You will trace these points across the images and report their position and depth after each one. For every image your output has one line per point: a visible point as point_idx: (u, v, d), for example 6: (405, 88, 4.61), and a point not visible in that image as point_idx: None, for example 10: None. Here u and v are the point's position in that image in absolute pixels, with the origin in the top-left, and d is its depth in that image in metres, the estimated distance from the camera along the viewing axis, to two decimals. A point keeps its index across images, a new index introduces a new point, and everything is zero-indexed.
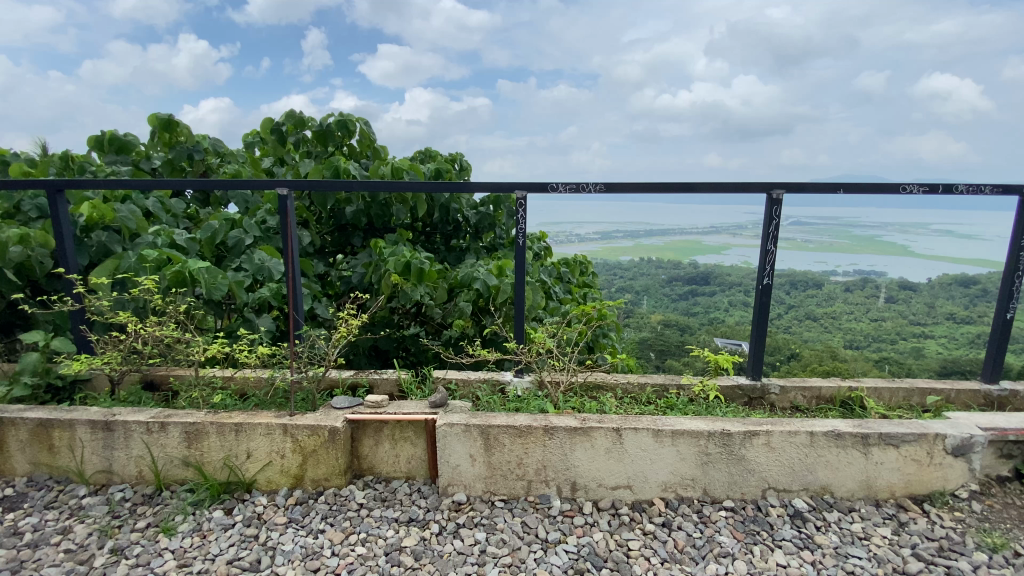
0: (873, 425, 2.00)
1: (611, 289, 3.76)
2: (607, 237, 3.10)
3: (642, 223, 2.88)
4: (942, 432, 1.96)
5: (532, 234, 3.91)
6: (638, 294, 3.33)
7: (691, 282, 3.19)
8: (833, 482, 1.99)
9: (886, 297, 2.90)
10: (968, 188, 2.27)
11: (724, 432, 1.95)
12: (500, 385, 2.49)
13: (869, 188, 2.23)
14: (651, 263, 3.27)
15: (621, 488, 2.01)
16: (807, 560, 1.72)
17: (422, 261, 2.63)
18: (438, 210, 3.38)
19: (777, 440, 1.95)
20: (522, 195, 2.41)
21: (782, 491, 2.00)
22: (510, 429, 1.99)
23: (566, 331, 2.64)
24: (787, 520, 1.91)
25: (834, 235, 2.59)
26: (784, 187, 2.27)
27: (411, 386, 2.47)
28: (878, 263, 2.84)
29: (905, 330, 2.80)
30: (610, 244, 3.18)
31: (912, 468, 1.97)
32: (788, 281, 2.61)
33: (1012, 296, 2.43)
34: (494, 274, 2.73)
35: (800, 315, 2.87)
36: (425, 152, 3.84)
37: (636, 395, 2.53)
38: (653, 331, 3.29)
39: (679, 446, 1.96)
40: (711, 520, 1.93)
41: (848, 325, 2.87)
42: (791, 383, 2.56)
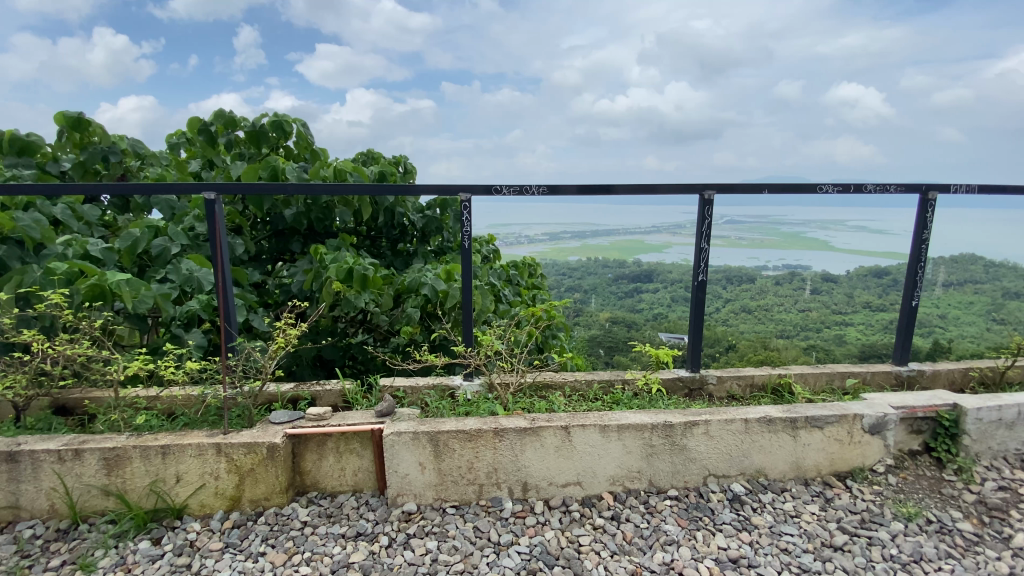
0: (800, 409, 2.13)
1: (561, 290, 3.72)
2: (556, 239, 3.14)
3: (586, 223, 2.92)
4: (860, 412, 2.12)
5: (481, 238, 3.92)
6: (587, 293, 3.44)
7: (636, 280, 3.22)
8: (766, 465, 2.10)
9: (812, 289, 3.06)
10: (877, 188, 2.47)
11: (667, 423, 2.02)
12: (450, 390, 2.45)
13: (790, 189, 2.39)
14: (597, 263, 3.31)
15: (571, 485, 2.04)
16: (745, 541, 1.81)
17: (366, 268, 2.56)
18: (383, 213, 3.29)
19: (714, 429, 2.04)
20: (466, 197, 2.41)
21: (721, 476, 2.09)
22: (460, 434, 1.97)
23: (515, 333, 2.67)
24: (727, 505, 2.00)
25: (764, 232, 2.77)
26: (714, 188, 2.39)
27: (356, 396, 2.38)
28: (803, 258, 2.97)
29: (828, 319, 3.03)
30: (557, 245, 3.22)
31: (835, 447, 2.13)
32: (724, 276, 2.75)
33: (916, 286, 2.72)
34: (442, 279, 2.69)
35: (736, 308, 3.00)
36: (367, 153, 3.74)
37: (584, 392, 2.56)
38: (601, 328, 3.38)
39: (625, 439, 2.02)
40: (656, 509, 1.99)
41: (779, 316, 3.06)
42: (727, 372, 2.69)
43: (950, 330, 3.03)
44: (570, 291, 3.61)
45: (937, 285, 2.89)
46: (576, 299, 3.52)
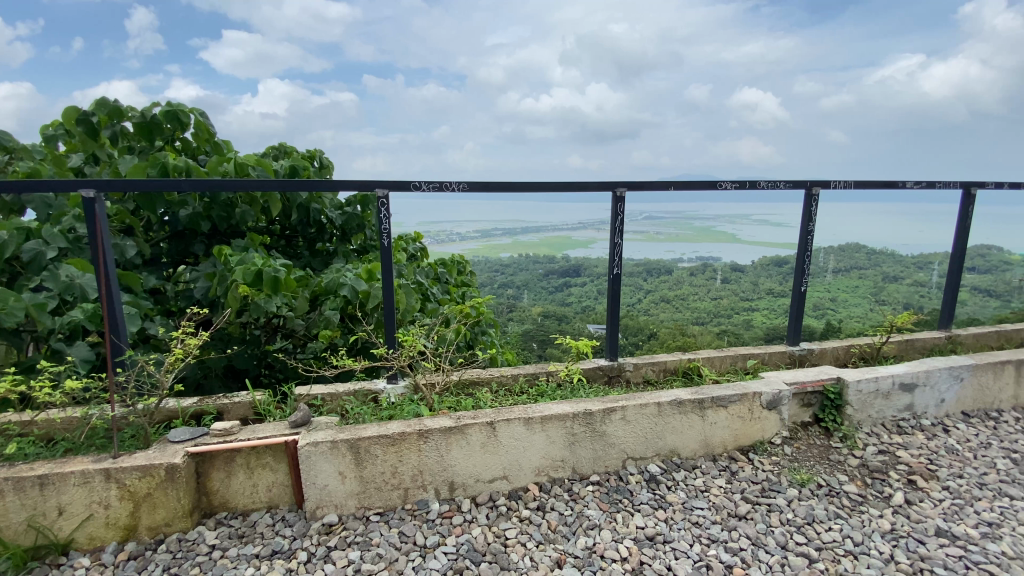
0: (707, 390, 2.29)
1: (493, 288, 3.64)
2: (487, 235, 3.18)
3: (514, 220, 3.03)
4: (759, 390, 2.31)
5: (407, 236, 3.83)
6: (519, 289, 3.51)
7: (565, 275, 3.32)
8: (679, 444, 2.24)
9: (722, 279, 3.32)
10: (770, 185, 2.69)
11: (587, 411, 2.10)
12: (372, 394, 2.38)
13: (693, 186, 2.55)
14: (528, 259, 3.39)
15: (497, 480, 2.05)
16: (661, 518, 1.92)
17: (277, 269, 2.41)
18: (297, 211, 3.09)
19: (631, 414, 2.14)
20: (383, 193, 2.38)
21: (638, 459, 2.20)
22: (382, 439, 1.92)
23: (442, 331, 2.66)
24: (644, 485, 2.11)
25: (680, 227, 2.98)
26: (626, 185, 2.50)
27: (269, 407, 2.24)
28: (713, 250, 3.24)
29: (737, 305, 3.29)
30: (488, 242, 3.26)
31: (738, 423, 2.31)
32: (643, 268, 2.93)
33: (806, 271, 2.96)
34: (362, 279, 2.60)
35: (656, 299, 3.14)
36: (278, 147, 3.52)
37: (510, 387, 2.60)
38: (534, 324, 3.40)
39: (548, 430, 2.07)
40: (579, 495, 2.05)
41: (694, 305, 3.27)
42: (642, 359, 2.83)
43: (839, 311, 3.36)
44: (503, 287, 3.57)
45: (829, 272, 3.26)
46: (509, 295, 3.52)
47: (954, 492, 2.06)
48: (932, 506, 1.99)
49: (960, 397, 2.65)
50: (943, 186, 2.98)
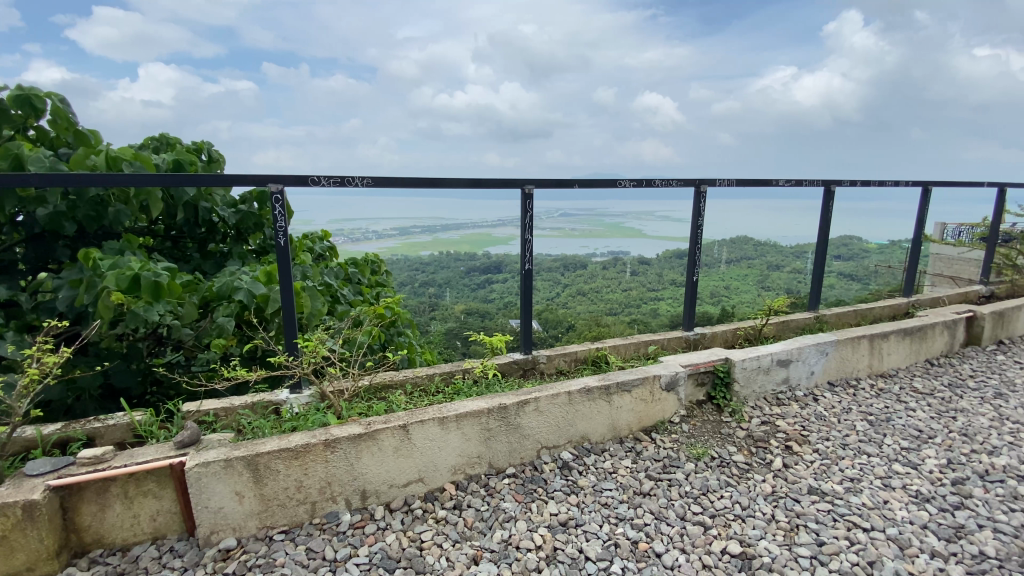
0: (613, 376, 2.41)
1: (414, 289, 3.77)
2: (407, 233, 3.42)
3: (435, 220, 3.38)
4: (658, 372, 2.49)
5: (312, 233, 3.38)
6: (441, 287, 3.72)
7: (486, 271, 3.54)
8: (589, 430, 2.34)
9: (632, 271, 3.82)
10: (664, 183, 2.89)
11: (501, 406, 2.12)
12: (273, 406, 2.24)
13: (595, 184, 2.67)
14: (449, 257, 3.65)
15: (412, 483, 2.01)
16: (573, 503, 1.99)
17: (158, 273, 2.16)
18: (182, 208, 2.79)
19: (543, 405, 2.20)
20: (278, 188, 2.24)
21: (552, 448, 2.27)
22: (283, 453, 1.80)
23: (355, 335, 2.56)
24: (558, 473, 2.18)
25: (592, 224, 3.19)
26: (532, 182, 2.56)
27: (151, 428, 2.03)
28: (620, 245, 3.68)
29: (646, 296, 3.58)
30: (408, 240, 3.50)
31: (641, 406, 2.46)
32: (561, 264, 3.33)
33: (697, 263, 3.17)
34: (260, 282, 2.42)
35: (573, 292, 3.49)
36: (160, 139, 3.13)
37: (425, 387, 2.56)
38: (457, 320, 3.52)
39: (462, 428, 2.06)
40: (495, 489, 2.07)
41: (608, 297, 3.62)
42: (555, 351, 2.92)
43: (731, 298, 3.69)
44: (423, 287, 3.74)
45: (723, 262, 3.68)
46: (432, 293, 3.71)
47: (823, 453, 2.35)
48: (805, 467, 2.26)
49: (826, 369, 3.02)
50: (809, 183, 3.35)
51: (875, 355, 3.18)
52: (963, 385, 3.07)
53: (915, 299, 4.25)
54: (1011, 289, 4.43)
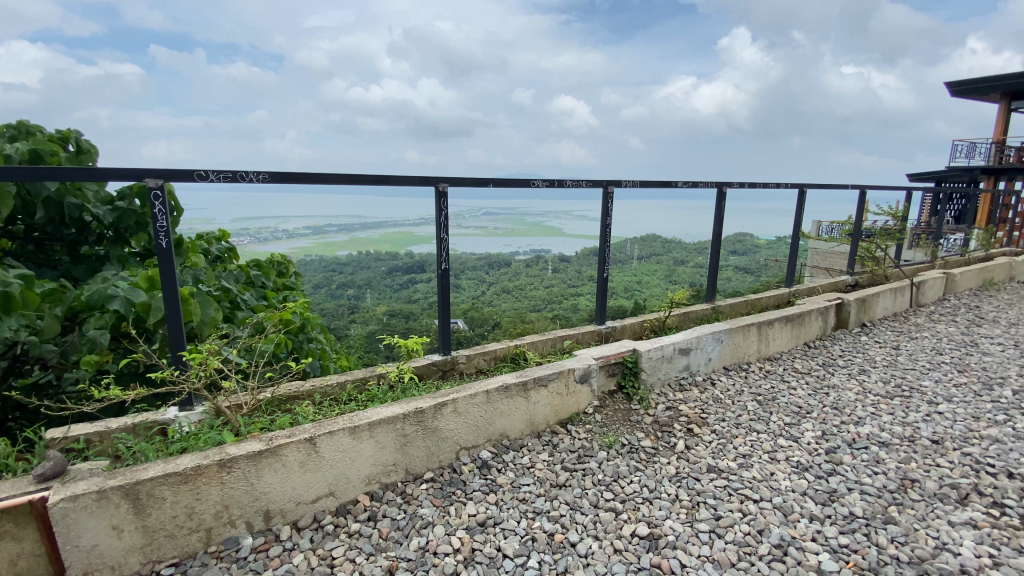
0: (530, 372, 2.45)
1: (331, 292, 3.47)
2: (321, 232, 3.02)
3: (354, 217, 2.90)
4: (572, 366, 2.57)
5: (207, 232, 3.08)
6: (361, 289, 3.38)
7: (409, 272, 3.17)
8: (507, 427, 2.36)
9: (553, 268, 3.88)
10: (575, 183, 2.98)
11: (417, 410, 2.07)
12: (159, 426, 2.03)
13: (507, 183, 2.70)
14: (369, 257, 3.32)
15: (322, 498, 1.91)
16: (492, 502, 2.00)
17: (9, 282, 1.85)
18: (42, 206, 2.41)
19: (461, 405, 2.18)
20: (158, 183, 2.01)
21: (470, 448, 2.26)
22: (170, 477, 1.63)
23: (259, 344, 2.39)
24: (476, 473, 2.17)
25: (512, 222, 3.27)
26: (445, 180, 2.54)
27: (7, 461, 1.74)
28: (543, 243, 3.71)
29: (565, 293, 3.73)
30: (323, 239, 3.09)
31: (557, 400, 2.52)
32: (484, 262, 3.41)
33: (606, 261, 3.30)
34: (141, 288, 2.18)
35: (497, 291, 3.58)
36: (17, 126, 2.62)
37: (336, 395, 2.44)
38: (379, 324, 3.18)
39: (376, 436, 1.99)
40: (412, 496, 2.03)
41: (532, 294, 3.78)
42: (474, 350, 2.91)
43: (643, 291, 3.90)
44: (342, 288, 3.43)
45: (634, 258, 3.92)
46: (351, 295, 3.36)
47: (719, 433, 2.56)
48: (705, 447, 2.44)
49: (722, 355, 3.29)
50: (705, 185, 3.64)
51: (763, 341, 3.53)
52: (834, 364, 3.49)
53: (795, 289, 4.76)
54: (870, 278, 5.11)
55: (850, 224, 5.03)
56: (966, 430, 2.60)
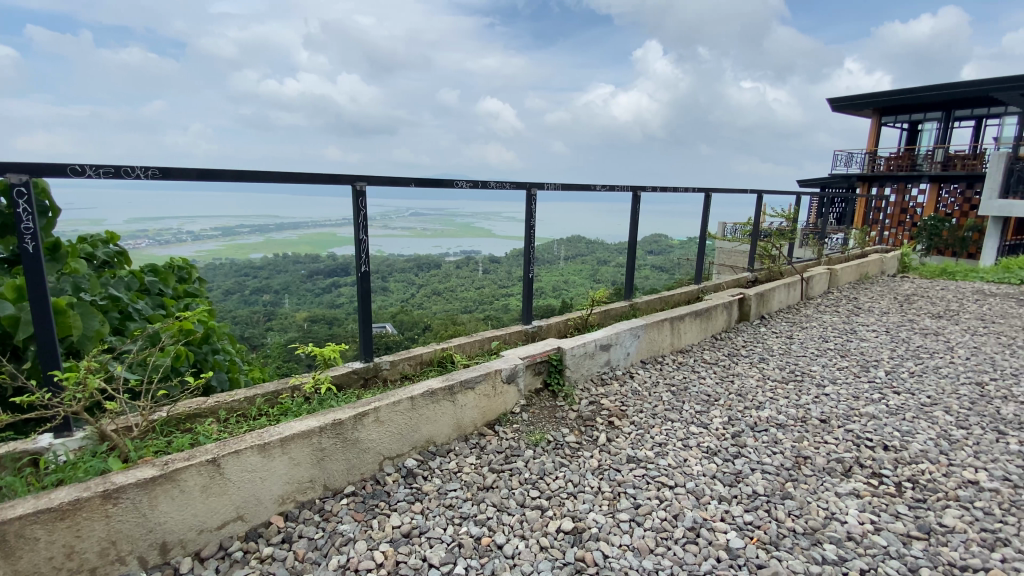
0: (456, 376, 2.42)
1: (243, 297, 2.95)
2: (232, 233, 2.73)
3: (267, 215, 2.65)
4: (499, 367, 2.57)
5: (92, 234, 2.70)
6: (278, 294, 2.94)
7: (332, 275, 2.86)
8: (433, 433, 2.31)
9: (484, 268, 3.52)
10: (498, 185, 2.99)
11: (335, 422, 1.97)
12: (30, 457, 1.77)
13: (430, 183, 2.65)
14: (287, 259, 2.89)
15: (230, 523, 1.76)
16: (417, 511, 1.95)
17: None
18: None
19: (383, 414, 2.11)
20: (20, 179, 1.74)
21: (394, 457, 2.19)
22: (42, 515, 1.42)
23: (155, 359, 2.17)
24: (401, 482, 2.11)
25: (440, 223, 3.19)
26: (363, 179, 2.45)
27: None
28: (473, 243, 3.43)
29: (498, 292, 3.56)
30: (234, 242, 2.77)
31: (484, 401, 2.52)
32: (414, 264, 3.17)
33: (532, 262, 3.44)
34: (5, 299, 1.89)
35: (428, 293, 3.33)
36: None
37: (244, 411, 2.28)
38: (299, 330, 2.96)
39: (290, 452, 1.87)
40: (332, 513, 1.93)
41: (462, 295, 3.48)
42: (398, 356, 2.84)
43: (570, 290, 4.02)
44: (255, 294, 2.93)
45: (562, 259, 3.96)
46: (265, 301, 2.92)
47: (638, 424, 2.69)
48: (625, 439, 2.55)
49: (640, 349, 3.46)
50: (623, 187, 3.81)
51: (676, 335, 3.75)
52: (738, 354, 3.79)
53: (703, 285, 5.13)
54: (767, 274, 5.62)
55: (750, 225, 5.50)
56: (848, 409, 2.93)
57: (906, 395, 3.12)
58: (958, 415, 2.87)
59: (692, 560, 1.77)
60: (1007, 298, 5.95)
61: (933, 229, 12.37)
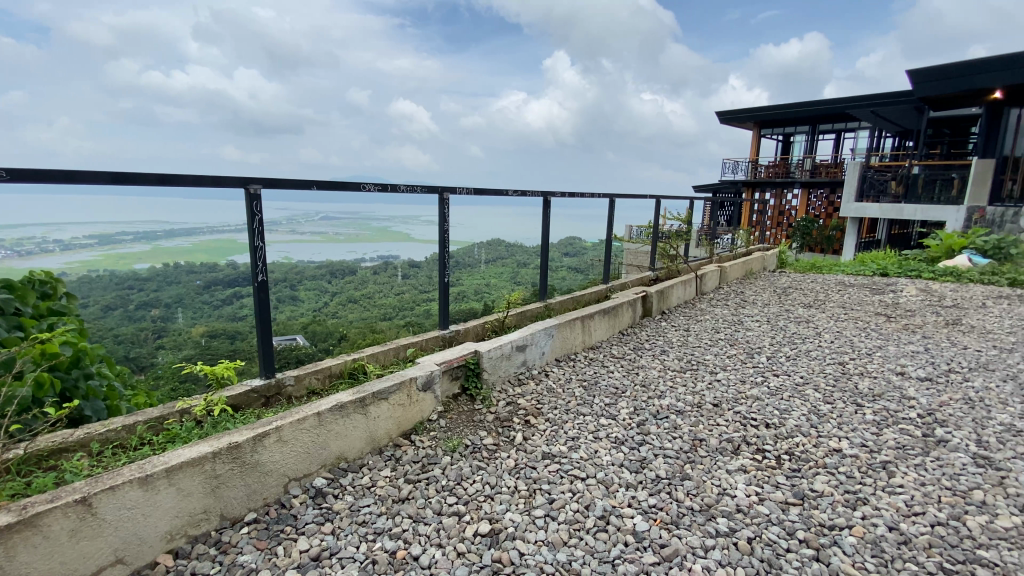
0: (367, 387, 2.35)
1: (126, 313, 2.51)
2: (112, 241, 2.39)
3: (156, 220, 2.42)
4: (413, 375, 2.53)
5: None
6: (169, 307, 2.58)
7: (233, 285, 2.63)
8: (344, 449, 2.22)
9: (402, 275, 3.48)
10: (408, 189, 2.96)
11: (231, 445, 1.83)
12: None
13: (334, 186, 2.56)
14: (179, 270, 2.61)
15: (106, 569, 1.57)
16: (327, 532, 1.86)
17: None
18: None
19: (287, 433, 1.99)
20: None
21: (301, 477, 2.07)
22: None
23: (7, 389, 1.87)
24: (309, 503, 2.00)
25: (355, 227, 3.10)
26: (258, 182, 2.33)
27: None
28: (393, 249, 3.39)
29: (417, 298, 3.50)
30: (114, 252, 2.43)
31: (399, 411, 2.46)
32: (327, 271, 3.13)
33: (446, 265, 3.35)
34: None
35: (342, 301, 3.22)
36: None
37: (122, 442, 2.05)
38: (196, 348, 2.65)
39: (179, 482, 1.71)
40: (230, 544, 1.78)
41: (381, 302, 3.40)
42: (304, 370, 2.70)
43: (491, 293, 4.06)
44: (141, 309, 2.52)
45: (481, 261, 3.97)
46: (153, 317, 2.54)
47: (552, 421, 2.78)
48: (540, 436, 2.62)
49: (554, 348, 3.58)
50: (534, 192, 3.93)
51: (587, 332, 3.93)
52: (643, 347, 4.05)
53: (611, 284, 5.42)
54: (667, 273, 6.07)
55: (651, 227, 5.92)
56: (737, 392, 3.24)
57: (783, 377, 3.52)
58: (825, 392, 3.29)
59: (603, 547, 1.86)
60: (862, 288, 6.92)
61: (806, 229, 14.07)
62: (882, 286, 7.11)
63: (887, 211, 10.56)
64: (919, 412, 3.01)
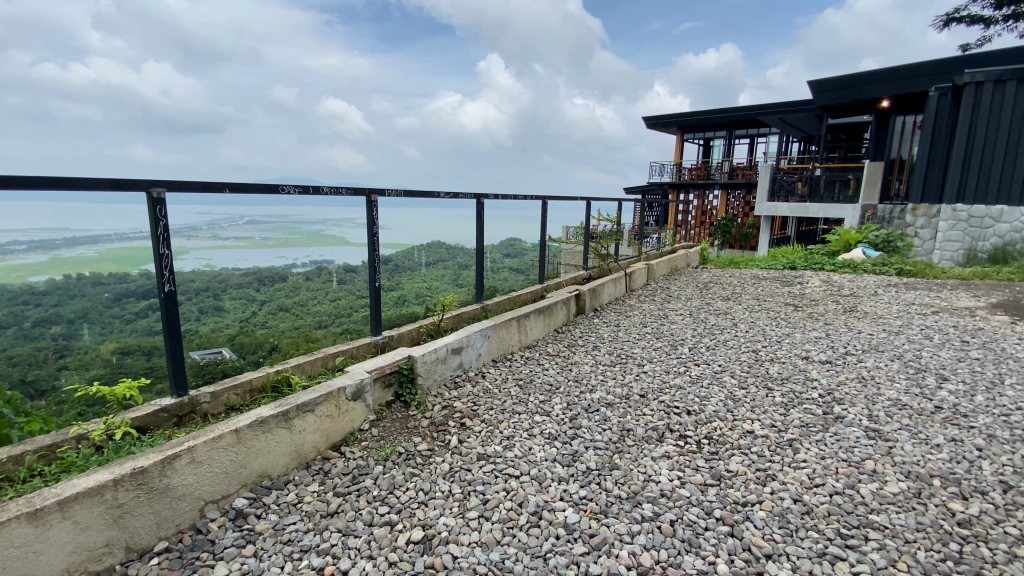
0: (292, 400, 2.27)
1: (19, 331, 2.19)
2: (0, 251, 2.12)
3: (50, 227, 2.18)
4: (342, 385, 2.47)
5: None
6: (72, 323, 2.32)
7: (147, 296, 2.45)
8: (267, 466, 2.13)
9: (338, 280, 3.28)
10: (333, 191, 2.87)
11: (136, 471, 1.71)
12: None
13: (251, 189, 2.45)
14: (82, 280, 2.34)
15: None
16: (248, 555, 1.78)
17: None
18: None
19: (201, 453, 1.89)
20: None
21: (219, 499, 1.97)
22: None
23: None
24: (229, 526, 1.90)
25: (283, 230, 2.88)
26: (161, 185, 2.18)
27: None
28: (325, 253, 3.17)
29: (355, 304, 3.39)
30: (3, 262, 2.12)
31: (327, 422, 2.40)
32: (256, 279, 2.94)
33: (376, 268, 3.26)
34: None
35: (272, 310, 3.01)
36: None
37: (6, 477, 1.86)
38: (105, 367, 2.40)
39: (76, 515, 1.57)
40: None
41: (314, 310, 3.21)
42: (221, 386, 2.56)
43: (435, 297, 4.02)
44: (38, 327, 2.23)
45: (422, 264, 3.91)
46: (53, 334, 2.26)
47: (487, 422, 2.80)
48: (475, 438, 2.64)
49: (489, 350, 3.61)
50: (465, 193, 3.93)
51: (522, 332, 3.99)
52: (577, 344, 4.18)
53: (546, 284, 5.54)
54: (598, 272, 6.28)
55: (582, 228, 6.09)
56: (662, 383, 3.42)
57: (704, 366, 3.77)
58: (741, 378, 3.55)
59: (535, 542, 1.91)
60: (774, 281, 7.51)
61: (725, 229, 15.02)
62: (790, 278, 7.77)
63: (795, 211, 11.50)
64: (821, 391, 3.32)
